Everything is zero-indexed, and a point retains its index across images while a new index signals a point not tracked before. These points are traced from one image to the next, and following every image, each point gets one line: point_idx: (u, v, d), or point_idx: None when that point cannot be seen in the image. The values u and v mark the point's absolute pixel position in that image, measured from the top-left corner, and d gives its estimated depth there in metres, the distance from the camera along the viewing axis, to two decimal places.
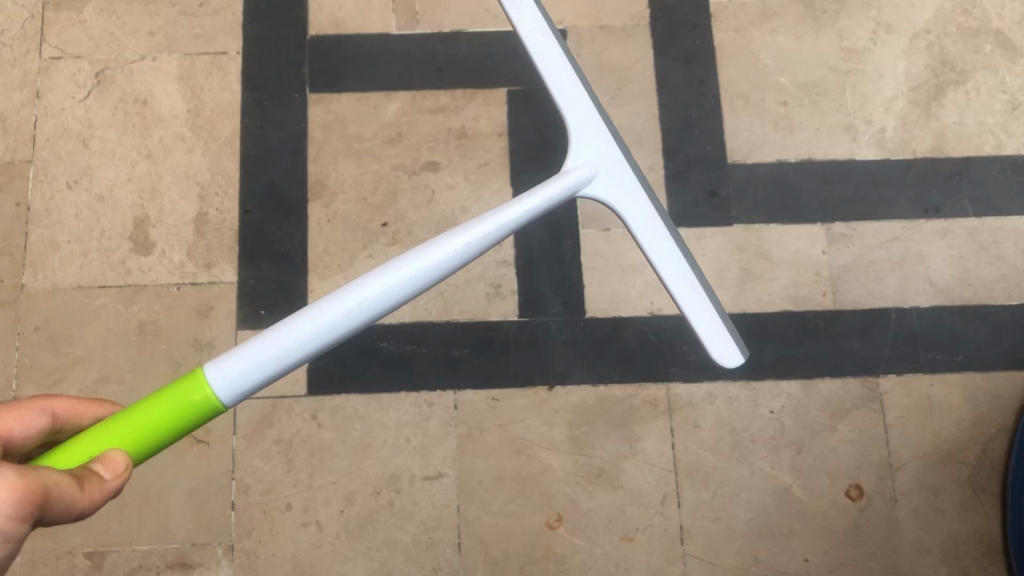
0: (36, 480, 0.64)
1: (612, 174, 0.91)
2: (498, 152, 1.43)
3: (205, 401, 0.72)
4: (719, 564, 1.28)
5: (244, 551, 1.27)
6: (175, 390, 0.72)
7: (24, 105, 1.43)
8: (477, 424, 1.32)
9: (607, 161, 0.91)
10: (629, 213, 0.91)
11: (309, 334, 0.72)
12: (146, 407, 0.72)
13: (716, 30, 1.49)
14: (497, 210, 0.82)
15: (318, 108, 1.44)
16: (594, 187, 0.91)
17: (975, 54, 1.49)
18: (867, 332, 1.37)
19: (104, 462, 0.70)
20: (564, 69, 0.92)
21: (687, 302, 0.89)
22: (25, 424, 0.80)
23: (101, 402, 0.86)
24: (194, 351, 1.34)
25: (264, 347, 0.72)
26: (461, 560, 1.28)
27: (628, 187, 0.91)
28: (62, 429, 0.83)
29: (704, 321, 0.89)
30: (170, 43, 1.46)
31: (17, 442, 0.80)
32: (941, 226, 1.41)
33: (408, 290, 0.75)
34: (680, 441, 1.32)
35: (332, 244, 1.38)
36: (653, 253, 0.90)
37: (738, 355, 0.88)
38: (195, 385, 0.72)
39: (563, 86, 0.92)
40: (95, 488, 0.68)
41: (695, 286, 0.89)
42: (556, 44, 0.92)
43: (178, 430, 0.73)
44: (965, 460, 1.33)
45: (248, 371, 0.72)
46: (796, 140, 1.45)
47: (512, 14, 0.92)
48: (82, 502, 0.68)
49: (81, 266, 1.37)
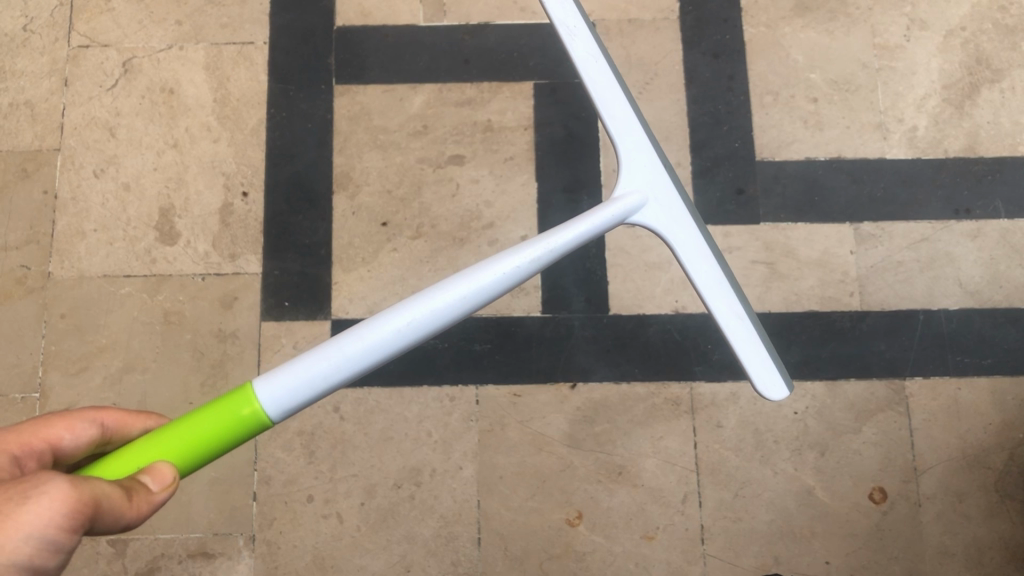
0: (88, 492, 0.64)
1: (660, 200, 0.89)
2: (524, 146, 1.42)
3: (252, 415, 0.71)
4: (740, 564, 1.28)
5: (265, 542, 1.28)
6: (222, 403, 0.71)
7: (52, 93, 1.44)
8: (499, 420, 1.32)
9: (656, 186, 0.89)
10: (676, 241, 0.88)
11: (346, 356, 0.71)
12: (195, 418, 0.72)
13: (747, 25, 1.47)
14: (544, 238, 0.80)
15: (344, 100, 1.43)
16: (643, 214, 0.88)
17: (1011, 52, 1.46)
18: (894, 333, 1.36)
19: (152, 473, 0.70)
20: (615, 94, 0.89)
21: (733, 333, 0.86)
22: (75, 433, 0.80)
23: (147, 414, 0.86)
24: (218, 342, 1.34)
25: (305, 368, 0.71)
26: (480, 555, 1.28)
27: (678, 215, 0.88)
28: (111, 441, 0.83)
29: (752, 353, 0.85)
30: (197, 32, 1.46)
31: (67, 451, 0.80)
32: (971, 227, 1.39)
33: (449, 316, 0.74)
34: (702, 441, 1.31)
35: (356, 237, 1.38)
36: (701, 283, 0.87)
37: (783, 388, 0.84)
38: (242, 399, 0.71)
39: (614, 111, 0.89)
40: (143, 499, 0.68)
41: (743, 319, 0.86)
42: (608, 69, 0.89)
43: (225, 444, 0.72)
44: (991, 466, 1.31)
45: (288, 391, 0.71)
46: (826, 138, 1.43)
47: (565, 37, 0.89)
48: (131, 513, 0.68)
49: (107, 255, 1.37)
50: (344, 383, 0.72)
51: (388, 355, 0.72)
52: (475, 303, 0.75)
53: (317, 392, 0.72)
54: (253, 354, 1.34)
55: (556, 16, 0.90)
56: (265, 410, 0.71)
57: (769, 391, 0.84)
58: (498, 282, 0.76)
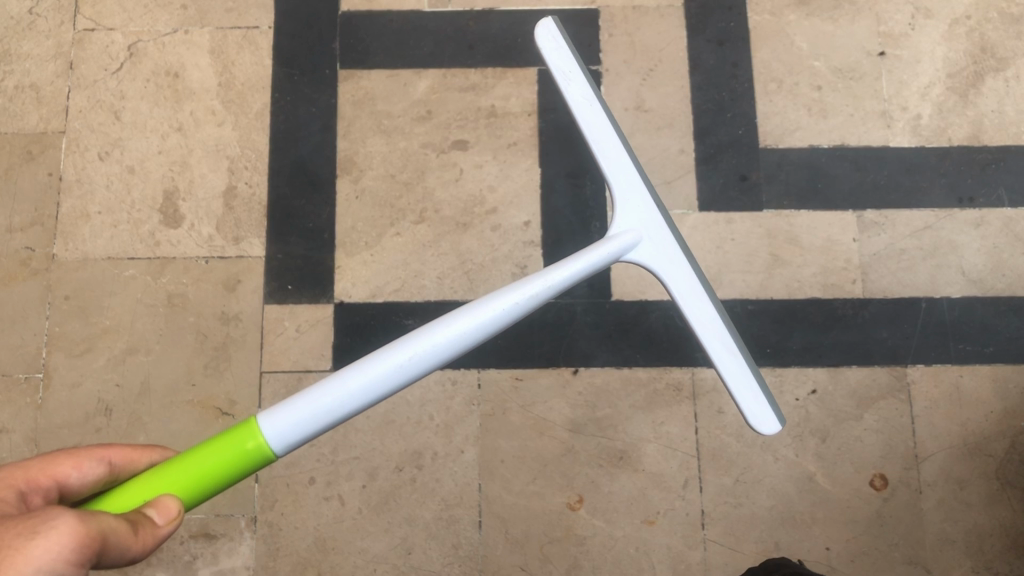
0: (95, 526, 0.65)
1: (655, 240, 0.91)
2: (527, 132, 1.42)
3: (257, 448, 0.72)
4: (740, 550, 1.28)
5: (267, 523, 1.28)
6: (227, 437, 0.73)
7: (58, 76, 1.44)
8: (500, 404, 1.32)
9: (650, 225, 0.91)
10: (670, 279, 0.90)
11: (347, 391, 0.72)
12: (200, 452, 0.73)
13: (751, 12, 1.47)
14: (539, 274, 0.82)
15: (348, 85, 1.44)
16: (638, 253, 0.90)
17: (1016, 40, 1.46)
18: (897, 321, 1.36)
19: (157, 507, 0.71)
20: (609, 135, 0.93)
21: (726, 368, 0.88)
22: (82, 471, 0.80)
23: (153, 448, 0.85)
24: (222, 325, 1.35)
25: (307, 402, 0.72)
26: (481, 538, 1.28)
27: (671, 254, 0.90)
28: (119, 478, 0.82)
29: (744, 389, 0.87)
30: (203, 16, 1.47)
31: (74, 489, 0.80)
32: (975, 215, 1.39)
33: (446, 352, 0.75)
34: (703, 426, 1.32)
35: (360, 221, 1.39)
36: (695, 319, 0.89)
37: (775, 421, 0.86)
38: (247, 432, 0.72)
39: (608, 152, 0.92)
40: (148, 533, 0.69)
41: (736, 356, 0.88)
42: (603, 113, 0.93)
43: (229, 477, 0.73)
44: (992, 453, 1.31)
45: (292, 425, 0.72)
46: (830, 126, 1.43)
47: (562, 84, 0.94)
48: (136, 548, 0.68)
49: (111, 236, 1.38)
50: (345, 418, 0.74)
51: (385, 392, 0.74)
52: (474, 338, 0.76)
53: (320, 426, 0.73)
54: (256, 336, 1.34)
55: (554, 64, 0.95)
56: (269, 443, 0.72)
57: (762, 424, 0.85)
58: (498, 317, 0.77)
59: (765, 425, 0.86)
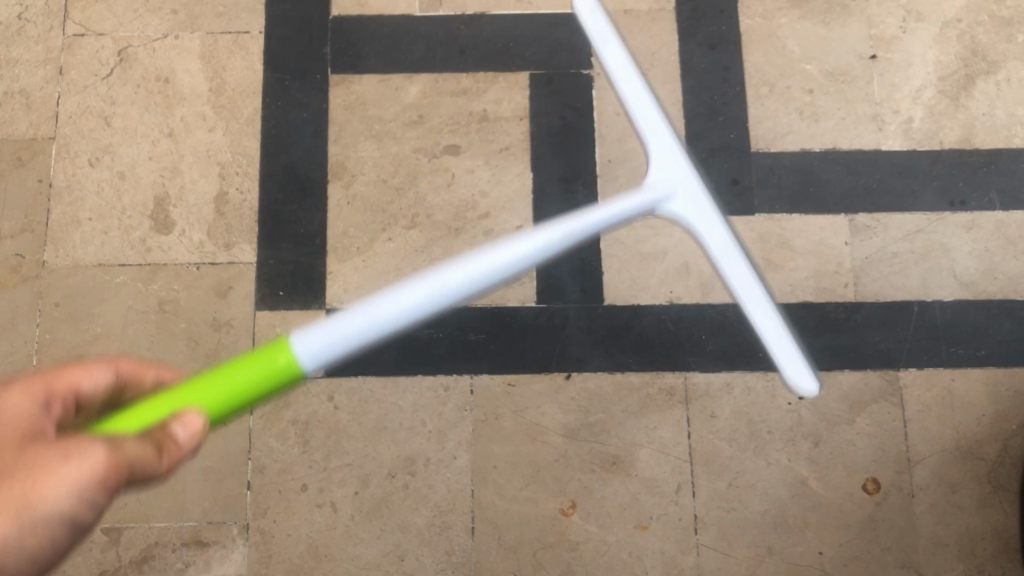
0: (123, 455, 0.65)
1: (688, 189, 0.88)
2: (519, 137, 1.42)
3: (289, 365, 0.70)
4: (733, 554, 1.28)
5: (259, 530, 1.28)
6: (257, 355, 0.70)
7: (47, 81, 1.43)
8: (493, 410, 1.32)
9: (679, 174, 0.88)
10: (701, 229, 0.87)
11: (376, 320, 0.71)
12: (228, 368, 0.70)
13: (743, 16, 1.47)
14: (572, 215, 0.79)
15: (339, 90, 1.43)
16: (669, 202, 0.88)
17: (1007, 44, 1.46)
18: (889, 324, 1.36)
19: (181, 420, 0.67)
20: (637, 83, 0.90)
21: (763, 326, 0.85)
22: (93, 377, 0.77)
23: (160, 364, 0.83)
24: (213, 331, 1.34)
25: (341, 324, 0.71)
26: (474, 544, 1.28)
27: (702, 203, 0.87)
28: (127, 390, 0.80)
29: (781, 344, 0.85)
30: (193, 21, 1.46)
31: (87, 397, 0.76)
32: (966, 218, 1.39)
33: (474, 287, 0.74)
34: (696, 430, 1.32)
35: (352, 226, 1.38)
36: (722, 264, 0.87)
37: (812, 383, 0.84)
38: (280, 348, 0.70)
39: (635, 98, 0.90)
40: (173, 454, 0.67)
41: (765, 302, 0.86)
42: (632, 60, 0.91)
43: (259, 395, 0.71)
44: (984, 457, 1.31)
45: (326, 344, 0.70)
46: (821, 129, 1.43)
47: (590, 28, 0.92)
48: (161, 467, 0.67)
49: (101, 243, 1.37)
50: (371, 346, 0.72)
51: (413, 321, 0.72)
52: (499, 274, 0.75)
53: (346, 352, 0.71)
54: (247, 343, 1.34)
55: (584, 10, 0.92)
56: (303, 360, 0.70)
57: (803, 386, 0.84)
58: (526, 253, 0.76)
59: (802, 386, 0.84)
